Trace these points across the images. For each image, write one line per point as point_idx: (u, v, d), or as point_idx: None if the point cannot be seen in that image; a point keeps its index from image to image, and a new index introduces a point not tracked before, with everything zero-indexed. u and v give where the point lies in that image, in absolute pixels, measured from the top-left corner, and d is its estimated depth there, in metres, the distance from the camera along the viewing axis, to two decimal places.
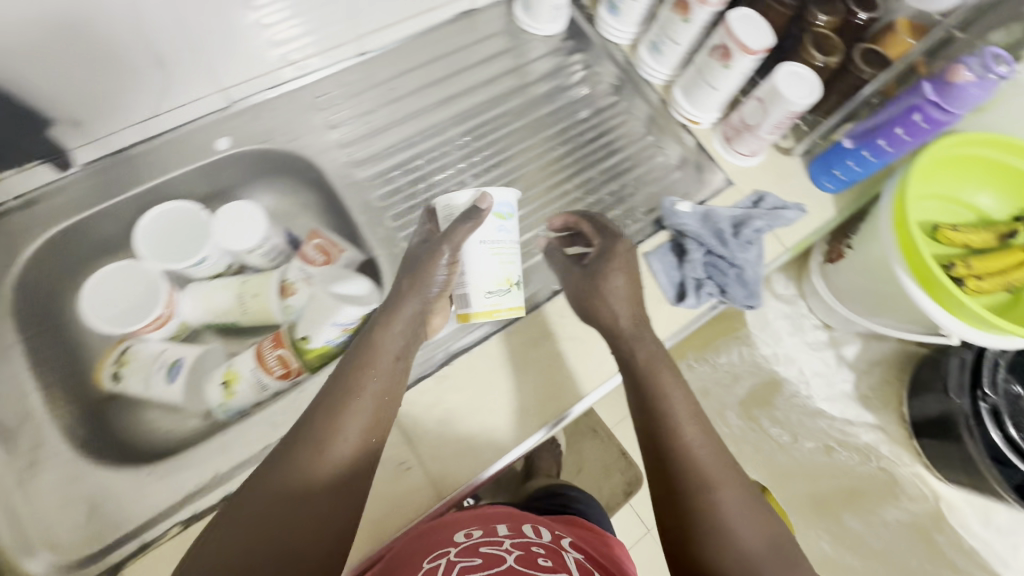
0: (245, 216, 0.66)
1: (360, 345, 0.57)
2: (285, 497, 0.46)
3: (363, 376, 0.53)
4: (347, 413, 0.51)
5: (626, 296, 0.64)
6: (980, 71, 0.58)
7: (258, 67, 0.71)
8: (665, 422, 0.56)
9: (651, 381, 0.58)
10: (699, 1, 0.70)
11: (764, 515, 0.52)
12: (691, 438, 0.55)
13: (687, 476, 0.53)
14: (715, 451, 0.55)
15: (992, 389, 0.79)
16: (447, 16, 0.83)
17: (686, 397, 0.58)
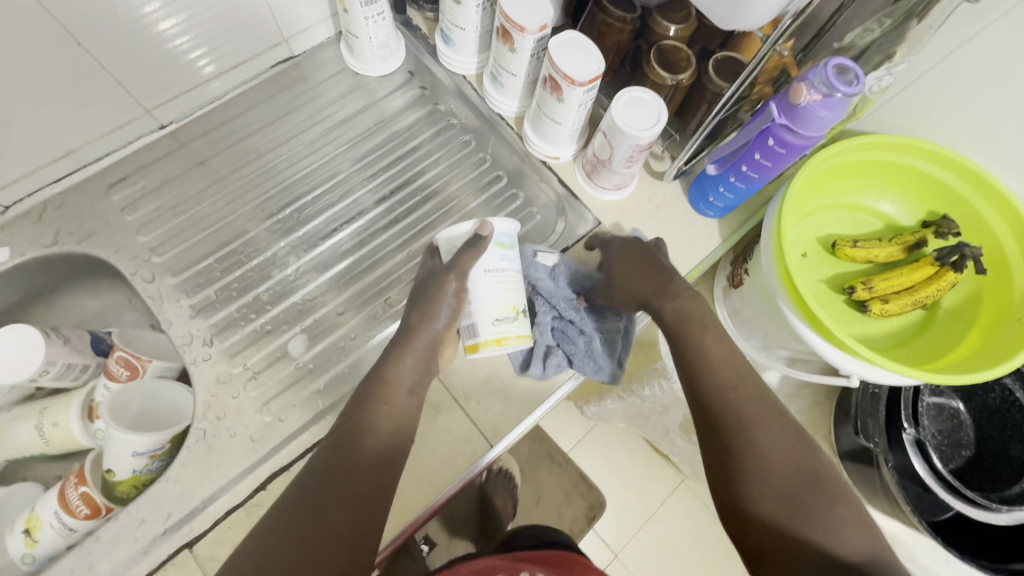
0: (18, 341, 0.58)
1: (375, 375, 0.56)
2: (296, 525, 0.45)
3: (376, 406, 0.53)
4: (370, 438, 0.51)
5: (634, 274, 0.62)
6: (824, 89, 0.49)
7: (29, 165, 0.61)
8: (692, 361, 0.56)
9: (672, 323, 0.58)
10: (517, 30, 0.61)
11: (805, 450, 0.51)
12: (723, 374, 0.54)
13: (722, 414, 0.53)
14: (751, 391, 0.53)
15: (913, 424, 0.70)
16: (264, 68, 0.73)
17: (715, 330, 0.57)
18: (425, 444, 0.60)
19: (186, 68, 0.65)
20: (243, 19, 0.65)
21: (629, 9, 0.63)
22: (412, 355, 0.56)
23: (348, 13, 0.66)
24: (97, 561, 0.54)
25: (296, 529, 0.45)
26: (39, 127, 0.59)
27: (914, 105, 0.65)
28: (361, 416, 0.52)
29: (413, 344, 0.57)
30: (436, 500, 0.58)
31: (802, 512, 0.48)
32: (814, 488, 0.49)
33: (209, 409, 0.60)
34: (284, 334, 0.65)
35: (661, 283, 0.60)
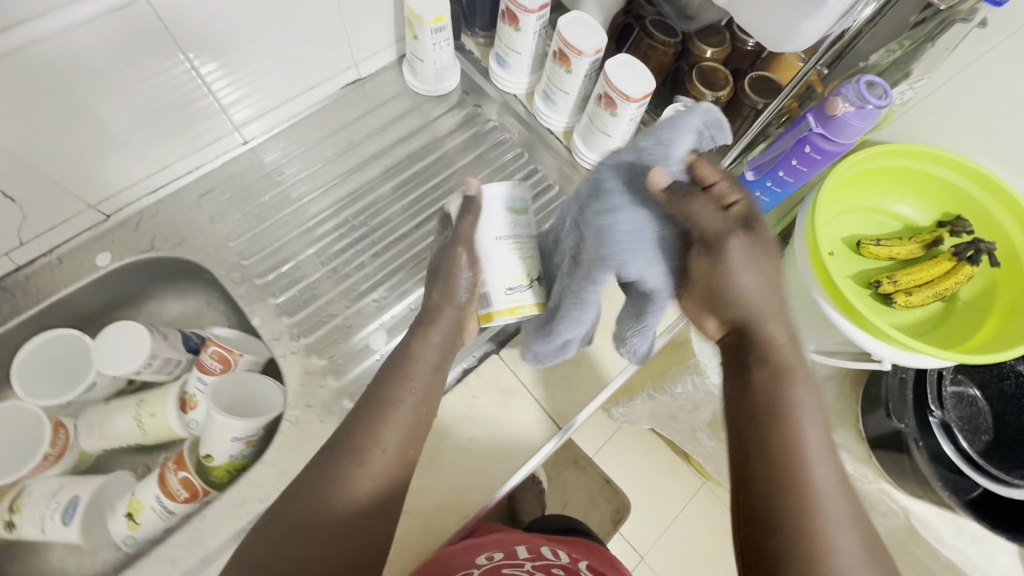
0: (125, 336, 0.63)
1: (395, 357, 0.60)
2: (314, 516, 0.51)
3: (391, 400, 0.56)
4: (383, 434, 0.55)
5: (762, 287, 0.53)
6: (857, 101, 0.57)
7: (133, 176, 0.68)
8: (785, 434, 0.48)
9: (777, 378, 0.50)
10: (575, 53, 0.68)
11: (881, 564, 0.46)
12: (819, 457, 0.48)
13: (810, 506, 0.45)
14: (842, 493, 0.47)
15: (939, 405, 0.76)
16: (334, 89, 0.81)
17: (815, 399, 0.50)
18: (499, 428, 0.65)
19: (234, 108, 0.71)
20: (291, 61, 0.71)
21: (671, 35, 0.71)
22: (429, 340, 0.60)
23: (418, 39, 0.73)
24: (205, 537, 0.58)
25: (314, 516, 0.52)
26: (144, 140, 0.65)
27: (930, 115, 0.73)
28: (377, 410, 0.56)
29: (442, 327, 0.61)
30: (514, 479, 0.63)
31: None
32: None
33: (300, 397, 0.66)
34: (363, 330, 0.70)
35: (775, 317, 0.53)
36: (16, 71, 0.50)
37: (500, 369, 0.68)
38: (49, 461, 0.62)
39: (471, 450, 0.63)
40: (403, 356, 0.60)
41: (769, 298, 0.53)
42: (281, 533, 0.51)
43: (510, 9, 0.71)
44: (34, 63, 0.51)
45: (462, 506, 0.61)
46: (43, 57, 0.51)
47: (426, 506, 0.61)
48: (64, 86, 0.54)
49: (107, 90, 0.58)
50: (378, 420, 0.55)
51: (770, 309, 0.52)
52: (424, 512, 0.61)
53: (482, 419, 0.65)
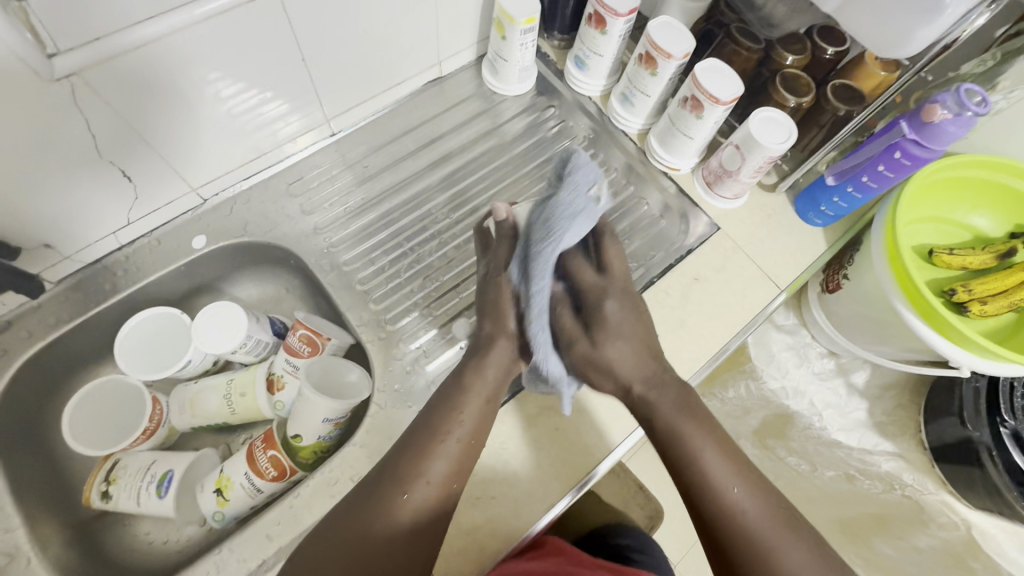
0: (222, 316, 0.65)
1: (448, 389, 0.59)
2: (357, 537, 0.51)
3: (441, 430, 0.56)
4: (429, 466, 0.54)
5: (626, 354, 0.59)
6: (956, 109, 0.57)
7: (231, 163, 0.70)
8: (695, 474, 0.55)
9: (670, 432, 0.57)
10: (664, 56, 0.70)
11: (831, 558, 0.53)
12: (732, 489, 0.54)
13: (740, 537, 0.53)
14: (762, 509, 0.54)
15: (1012, 415, 0.75)
16: (416, 86, 0.83)
17: (711, 433, 0.57)
18: (584, 420, 0.66)
19: (331, 98, 0.73)
20: (388, 54, 0.73)
21: (755, 41, 0.73)
22: (483, 372, 0.59)
23: (506, 39, 0.76)
24: (301, 514, 0.59)
25: (359, 540, 0.51)
26: (246, 129, 0.68)
27: (1008, 127, 0.74)
28: (425, 440, 0.55)
29: (496, 361, 0.60)
30: (598, 467, 0.63)
31: None
32: None
33: (387, 382, 0.67)
34: (446, 319, 0.72)
35: (654, 373, 0.59)
36: (156, 57, 0.53)
37: None
38: (145, 435, 0.64)
39: (557, 439, 0.64)
40: (456, 386, 0.59)
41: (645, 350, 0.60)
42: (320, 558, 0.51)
43: (598, 13, 0.73)
44: (171, 49, 0.53)
45: (549, 495, 0.62)
46: (180, 44, 0.53)
47: (513, 493, 0.61)
48: (193, 73, 0.57)
49: (226, 80, 0.60)
50: (424, 453, 0.55)
51: (658, 373, 0.60)
52: (514, 501, 0.61)
53: (566, 409, 0.66)
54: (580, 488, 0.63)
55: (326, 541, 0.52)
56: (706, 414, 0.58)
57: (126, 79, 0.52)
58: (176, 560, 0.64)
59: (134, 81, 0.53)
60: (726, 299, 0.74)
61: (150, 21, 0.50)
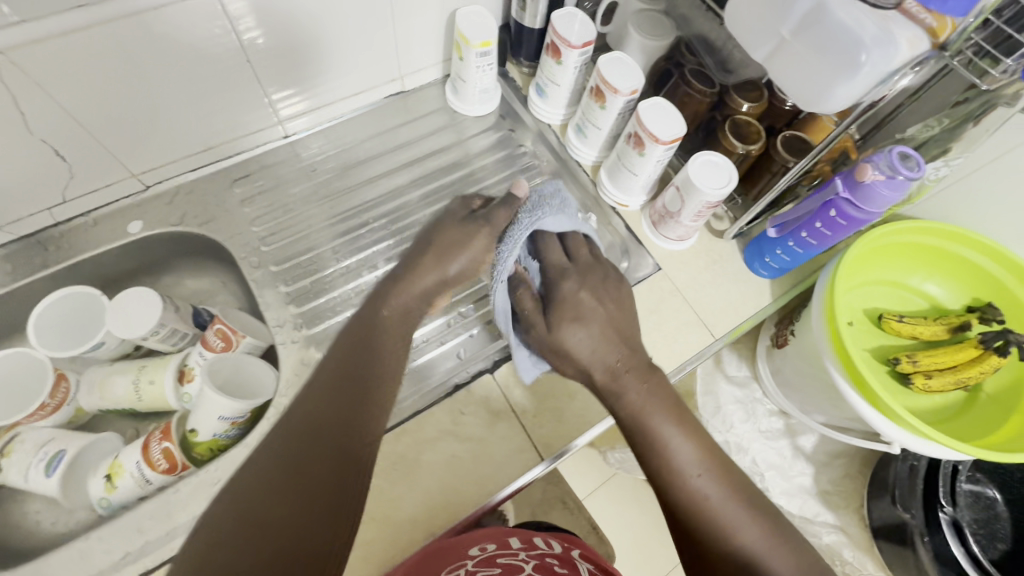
0: (139, 301, 0.66)
1: (355, 329, 0.58)
2: (287, 461, 0.45)
3: (360, 359, 0.54)
4: (345, 394, 0.51)
5: (586, 340, 0.60)
6: (888, 171, 0.56)
7: (178, 153, 0.72)
8: (655, 459, 0.55)
9: (633, 422, 0.56)
10: (611, 90, 0.69)
11: (792, 541, 0.51)
12: (698, 476, 0.53)
13: (700, 520, 0.51)
14: (723, 492, 0.53)
15: (949, 501, 0.73)
16: (377, 98, 0.84)
17: (674, 417, 0.56)
18: (483, 450, 0.63)
19: (286, 99, 0.75)
20: (347, 63, 0.75)
21: (709, 85, 0.72)
22: (394, 306, 0.61)
23: (463, 60, 0.77)
24: (177, 510, 0.58)
25: (281, 469, 0.45)
26: (192, 121, 0.69)
27: (964, 197, 0.73)
28: (352, 350, 0.55)
29: (411, 292, 0.62)
30: (488, 501, 0.61)
31: None
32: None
33: (291, 387, 0.66)
34: None
35: (620, 363, 0.59)
36: (89, 46, 0.54)
37: (491, 390, 0.67)
38: (46, 410, 0.64)
39: (451, 465, 0.62)
40: (365, 325, 0.58)
41: (621, 335, 0.61)
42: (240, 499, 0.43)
43: (554, 43, 0.73)
44: (103, 38, 0.54)
45: (433, 523, 0.60)
46: (116, 31, 0.54)
47: (396, 518, 0.59)
48: (132, 64, 0.58)
49: (169, 73, 0.62)
50: (341, 380, 0.52)
51: (620, 359, 0.59)
52: (395, 526, 0.59)
53: (464, 437, 0.64)
54: (557, 459, 0.65)
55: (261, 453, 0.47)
56: (674, 399, 0.58)
57: (58, 65, 0.54)
58: (59, 542, 0.64)
59: (66, 64, 0.54)
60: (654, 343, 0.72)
61: (81, 8, 0.51)
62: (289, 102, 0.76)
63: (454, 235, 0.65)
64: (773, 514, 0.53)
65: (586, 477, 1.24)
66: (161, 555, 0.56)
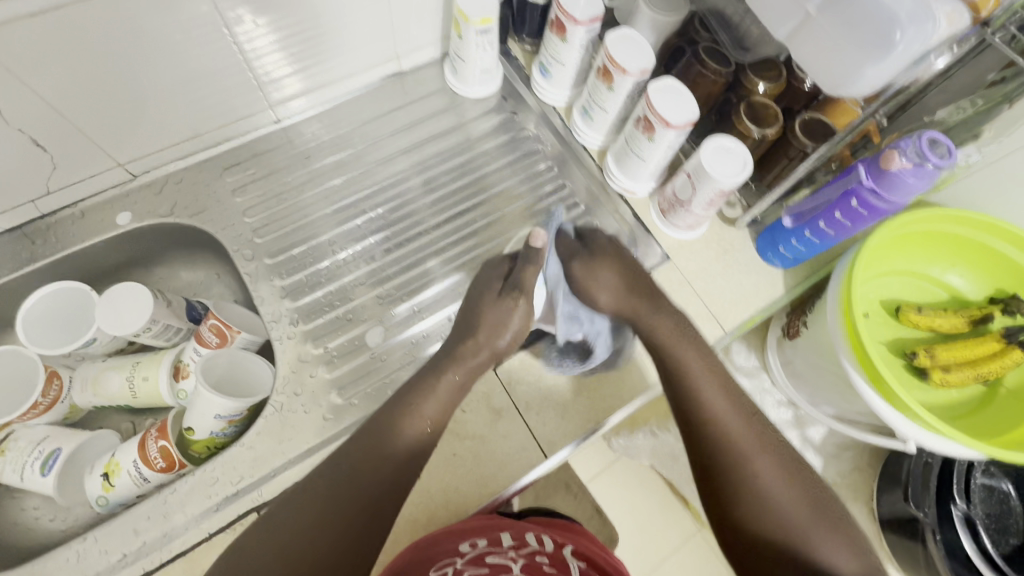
0: (130, 298, 0.64)
1: (414, 387, 0.56)
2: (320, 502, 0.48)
3: (399, 416, 0.54)
4: (388, 450, 0.52)
5: (611, 280, 0.64)
6: (916, 158, 0.53)
7: (164, 141, 0.69)
8: (685, 388, 0.57)
9: (665, 355, 0.59)
10: (619, 70, 0.65)
11: (801, 478, 0.53)
12: (718, 401, 0.56)
13: (719, 443, 0.54)
14: (744, 422, 0.55)
15: (964, 498, 0.71)
16: (372, 80, 0.80)
17: (705, 356, 0.58)
18: (485, 447, 0.62)
19: (277, 82, 0.71)
20: (341, 43, 0.71)
21: (724, 64, 0.68)
22: (446, 357, 0.58)
23: (462, 39, 0.72)
24: (172, 511, 0.57)
25: (313, 523, 0.47)
26: (177, 108, 0.66)
27: (993, 183, 0.69)
28: (395, 412, 0.54)
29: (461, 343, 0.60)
30: (488, 502, 0.60)
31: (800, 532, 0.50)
32: (818, 511, 0.51)
33: (288, 384, 0.65)
34: (361, 323, 0.69)
35: (644, 301, 0.62)
36: (59, 26, 0.50)
37: (493, 387, 0.64)
38: (38, 409, 0.63)
39: (451, 465, 0.61)
40: (423, 384, 0.56)
41: (648, 284, 0.63)
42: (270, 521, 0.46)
43: (559, 19, 0.68)
44: (73, 20, 0.50)
45: (432, 523, 0.59)
46: (89, 14, 0.51)
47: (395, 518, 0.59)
48: (108, 46, 0.55)
49: (148, 57, 0.58)
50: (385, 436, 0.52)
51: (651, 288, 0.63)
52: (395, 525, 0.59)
53: (467, 435, 0.62)
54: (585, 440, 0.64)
55: (292, 506, 0.49)
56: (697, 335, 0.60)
57: (26, 46, 0.50)
58: (58, 539, 0.63)
59: (36, 49, 0.51)
60: None
61: None
62: (280, 86, 0.72)
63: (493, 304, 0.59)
64: (785, 445, 0.56)
65: (591, 461, 1.22)
66: (157, 558, 0.55)
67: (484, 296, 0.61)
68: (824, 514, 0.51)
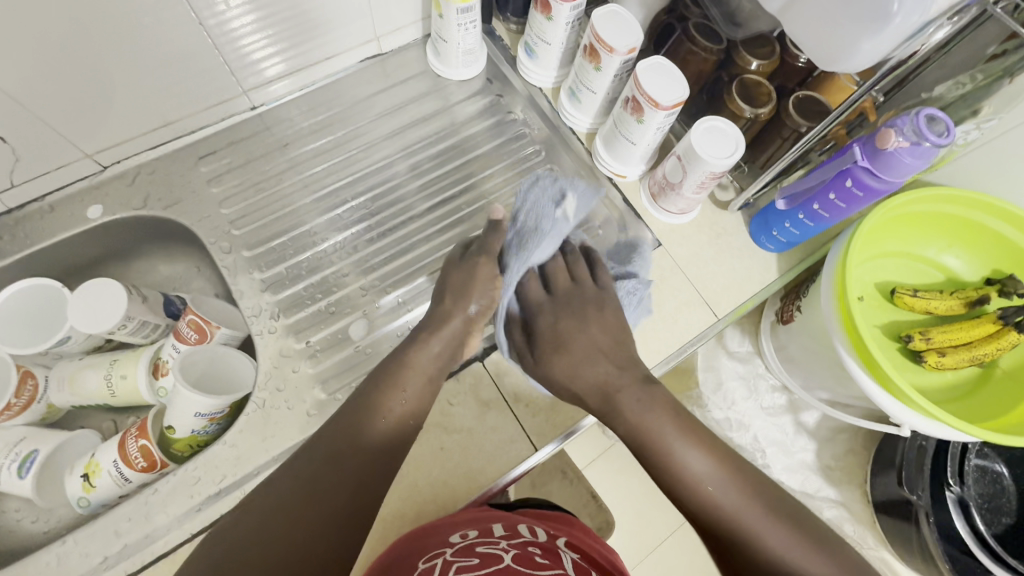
0: (102, 294, 0.62)
1: (386, 369, 0.56)
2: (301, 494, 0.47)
3: (375, 403, 0.53)
4: (371, 441, 0.51)
5: (574, 364, 0.59)
6: (913, 137, 0.51)
7: (134, 130, 0.66)
8: (674, 476, 0.53)
9: (645, 446, 0.55)
10: (606, 49, 0.63)
11: (824, 544, 0.49)
12: (708, 481, 0.52)
13: (723, 526, 0.51)
14: (742, 495, 0.51)
15: (958, 481, 0.71)
16: (352, 63, 0.77)
17: (682, 434, 0.55)
18: (473, 440, 0.61)
19: (253, 68, 0.68)
20: (318, 25, 0.68)
21: (715, 41, 0.66)
22: (429, 352, 0.57)
23: (443, 18, 0.69)
24: (154, 512, 0.56)
25: (290, 516, 0.45)
26: (145, 95, 0.63)
27: (991, 161, 0.67)
28: (372, 395, 0.53)
29: (446, 334, 0.58)
30: (477, 495, 0.59)
31: None
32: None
33: (270, 379, 0.63)
34: (345, 316, 0.67)
35: (615, 372, 0.58)
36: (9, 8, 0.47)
37: (481, 379, 0.63)
38: (13, 410, 0.61)
39: (439, 459, 0.60)
40: (397, 365, 0.56)
41: (609, 355, 0.59)
42: (248, 522, 0.45)
43: None
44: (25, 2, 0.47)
45: (421, 518, 0.58)
46: None
47: (383, 514, 0.58)
48: (67, 31, 0.52)
49: (110, 41, 0.55)
50: (361, 423, 0.51)
51: (618, 359, 0.59)
52: (382, 520, 0.58)
53: (454, 428, 0.61)
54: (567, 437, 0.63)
55: (268, 502, 0.46)
56: (670, 401, 0.57)
57: None
58: (39, 541, 0.62)
59: None
60: (654, 324, 0.68)
61: None
62: (255, 71, 0.69)
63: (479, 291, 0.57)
64: (798, 509, 0.52)
65: (586, 447, 1.22)
66: (138, 559, 0.54)
67: (450, 267, 0.62)
68: None
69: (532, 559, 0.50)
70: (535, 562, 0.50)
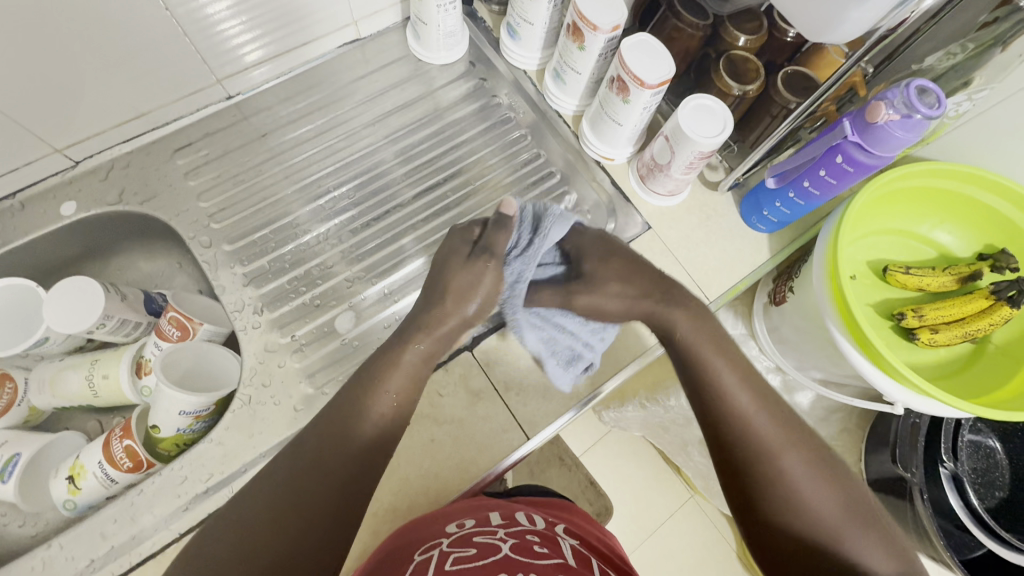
0: (78, 293, 0.60)
1: (377, 364, 0.54)
2: (291, 493, 0.46)
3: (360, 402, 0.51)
4: (359, 437, 0.50)
5: (617, 290, 0.59)
6: (904, 109, 0.50)
7: (104, 123, 0.64)
8: (712, 391, 0.53)
9: (692, 359, 0.55)
10: (589, 27, 0.61)
11: (835, 475, 0.51)
12: (742, 394, 0.53)
13: (746, 440, 0.51)
14: (768, 415, 0.52)
15: (952, 456, 0.71)
16: (331, 48, 0.75)
17: (726, 352, 0.55)
18: (465, 431, 0.60)
19: (229, 55, 0.66)
20: (294, 10, 0.65)
21: (702, 17, 0.64)
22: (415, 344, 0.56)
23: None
24: (141, 513, 0.55)
25: (275, 519, 0.45)
26: (114, 87, 0.60)
27: (985, 133, 0.66)
28: (356, 398, 0.52)
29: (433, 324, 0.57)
30: (470, 485, 0.58)
31: (833, 532, 0.48)
32: (852, 513, 0.49)
33: (255, 375, 0.62)
34: (331, 309, 0.66)
35: (660, 290, 0.58)
36: None
37: (471, 369, 0.62)
38: None
39: (430, 451, 0.59)
40: (388, 360, 0.54)
41: (647, 272, 0.59)
42: (235, 524, 0.44)
43: None
44: None
45: (413, 511, 0.57)
46: None
47: (374, 508, 0.57)
48: (26, 21, 0.49)
49: (74, 31, 0.53)
50: (348, 417, 0.50)
51: (658, 283, 0.58)
52: (374, 514, 0.57)
53: (445, 419, 0.60)
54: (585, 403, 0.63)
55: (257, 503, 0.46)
56: (718, 329, 0.57)
57: None
58: (25, 546, 0.61)
59: None
60: None
61: None
62: (230, 60, 0.67)
63: (464, 278, 0.56)
64: (814, 439, 0.53)
65: (583, 434, 1.22)
66: (126, 561, 0.53)
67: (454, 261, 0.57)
68: (861, 515, 0.49)
69: (531, 548, 0.49)
70: (534, 552, 0.48)
